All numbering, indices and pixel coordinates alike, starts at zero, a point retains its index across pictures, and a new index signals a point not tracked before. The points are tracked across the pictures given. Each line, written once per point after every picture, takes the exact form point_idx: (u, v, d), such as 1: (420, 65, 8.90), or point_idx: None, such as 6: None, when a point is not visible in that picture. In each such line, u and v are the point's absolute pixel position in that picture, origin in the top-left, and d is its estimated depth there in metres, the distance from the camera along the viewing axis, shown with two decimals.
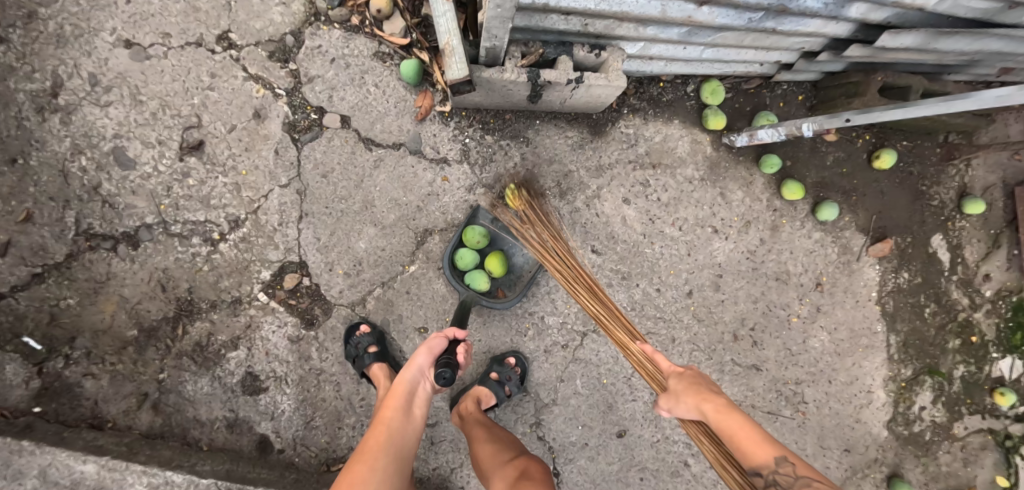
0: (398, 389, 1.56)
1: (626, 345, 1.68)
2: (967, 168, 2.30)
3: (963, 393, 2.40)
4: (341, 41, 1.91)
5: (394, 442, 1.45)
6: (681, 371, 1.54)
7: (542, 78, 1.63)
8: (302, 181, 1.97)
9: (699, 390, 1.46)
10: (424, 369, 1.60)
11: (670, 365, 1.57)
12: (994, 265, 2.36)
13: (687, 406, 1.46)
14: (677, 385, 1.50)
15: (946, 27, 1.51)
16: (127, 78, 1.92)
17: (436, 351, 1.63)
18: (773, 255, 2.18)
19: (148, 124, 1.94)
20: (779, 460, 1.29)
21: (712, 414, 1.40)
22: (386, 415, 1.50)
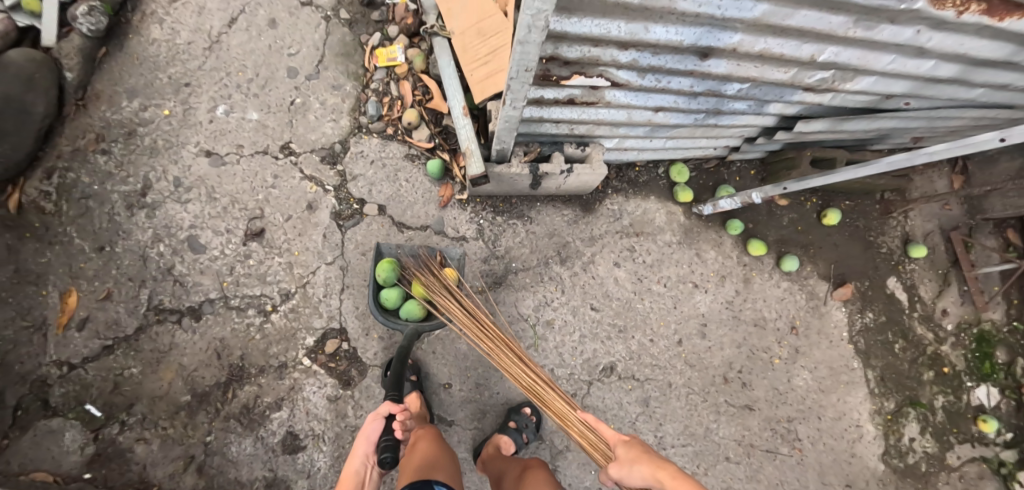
0: (347, 483, 1.63)
1: (566, 415, 1.87)
2: (906, 219, 2.72)
3: (949, 422, 2.64)
4: (378, 146, 2.39)
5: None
6: (626, 439, 1.65)
7: (540, 170, 2.06)
8: (345, 258, 2.35)
9: (650, 458, 1.54)
10: (367, 457, 1.68)
11: (616, 437, 1.68)
12: (949, 301, 2.72)
13: (642, 473, 1.51)
14: (626, 453, 1.60)
15: (847, 114, 1.98)
16: (204, 180, 2.37)
17: (373, 438, 1.68)
18: (749, 303, 2.50)
19: (218, 216, 2.36)
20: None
21: (669, 481, 1.43)
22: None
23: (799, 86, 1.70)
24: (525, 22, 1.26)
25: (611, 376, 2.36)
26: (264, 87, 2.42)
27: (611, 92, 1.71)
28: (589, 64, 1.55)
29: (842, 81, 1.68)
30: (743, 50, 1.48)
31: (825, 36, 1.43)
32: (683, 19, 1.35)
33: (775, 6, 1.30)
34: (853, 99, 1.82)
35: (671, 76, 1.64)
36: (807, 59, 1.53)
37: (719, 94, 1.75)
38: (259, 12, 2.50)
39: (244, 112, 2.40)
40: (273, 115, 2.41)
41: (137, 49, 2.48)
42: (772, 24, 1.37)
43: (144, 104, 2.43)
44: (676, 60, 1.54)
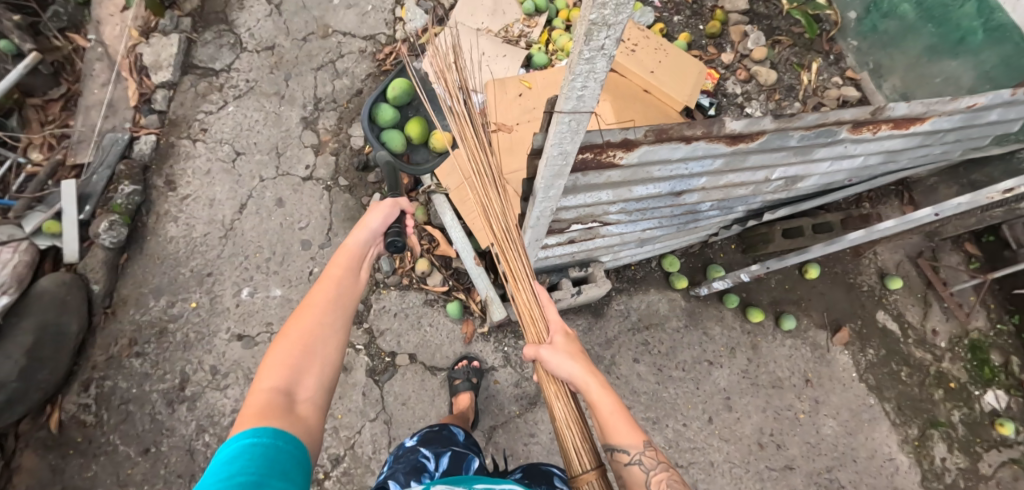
0: (346, 248, 1.41)
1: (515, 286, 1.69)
2: (876, 256, 3.00)
3: (971, 434, 2.81)
4: (397, 297, 2.54)
5: (341, 296, 1.28)
6: (567, 334, 1.52)
7: (552, 298, 2.29)
8: (387, 411, 2.39)
9: (587, 359, 1.42)
10: (376, 234, 1.51)
11: (558, 323, 1.54)
12: (936, 320, 2.95)
13: (568, 367, 1.40)
14: (564, 343, 1.47)
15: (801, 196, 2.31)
16: (240, 363, 2.48)
17: (390, 218, 1.55)
18: (762, 368, 2.69)
19: None
20: (645, 444, 1.25)
21: (597, 383, 1.32)
22: (332, 271, 1.32)
23: (760, 192, 2.00)
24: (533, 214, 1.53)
25: None
26: (282, 262, 2.61)
27: (605, 228, 2.01)
28: (585, 217, 1.82)
29: (792, 182, 1.99)
30: (710, 185, 1.77)
31: (773, 164, 1.73)
32: (658, 179, 1.64)
33: (730, 160, 1.60)
34: (805, 188, 2.13)
35: (654, 209, 1.94)
36: (761, 178, 1.84)
37: (695, 211, 2.06)
38: (266, 193, 2.74)
39: (267, 290, 2.56)
40: (295, 287, 2.58)
41: (156, 248, 2.65)
42: (729, 168, 1.66)
43: (171, 300, 2.56)
44: (656, 201, 1.84)
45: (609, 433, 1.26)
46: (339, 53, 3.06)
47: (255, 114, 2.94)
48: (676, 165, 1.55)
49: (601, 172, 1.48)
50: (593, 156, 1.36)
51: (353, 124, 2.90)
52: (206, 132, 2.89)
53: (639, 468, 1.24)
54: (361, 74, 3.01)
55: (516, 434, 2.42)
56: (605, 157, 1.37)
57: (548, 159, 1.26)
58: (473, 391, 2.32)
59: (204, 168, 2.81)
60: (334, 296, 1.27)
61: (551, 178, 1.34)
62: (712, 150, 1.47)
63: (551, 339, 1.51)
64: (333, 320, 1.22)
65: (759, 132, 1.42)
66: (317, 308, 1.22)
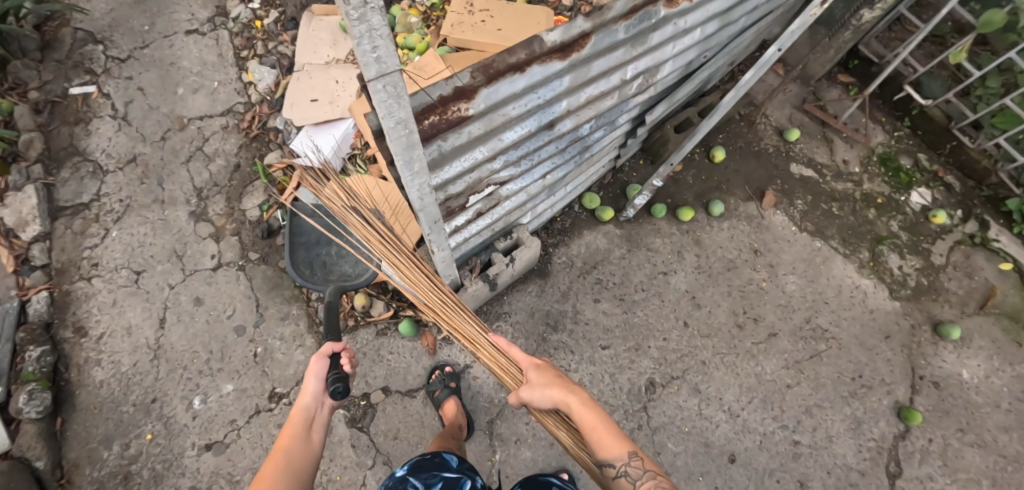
0: (295, 417, 1.52)
1: (478, 344, 2.01)
2: (768, 118, 3.17)
3: (915, 236, 2.96)
4: (350, 341, 2.49)
5: (291, 462, 1.37)
6: (540, 365, 1.76)
7: (490, 274, 2.29)
8: (383, 452, 2.33)
9: (564, 383, 1.63)
10: (318, 394, 1.60)
11: (530, 360, 1.78)
12: (843, 152, 3.11)
13: (554, 396, 1.61)
14: (538, 377, 1.71)
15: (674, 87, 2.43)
16: (219, 471, 2.33)
17: (322, 372, 1.65)
18: (712, 257, 2.78)
19: None
20: (630, 455, 1.35)
21: (576, 405, 1.52)
22: (282, 444, 1.42)
23: (627, 97, 2.10)
24: (416, 194, 1.57)
25: (657, 391, 2.48)
26: (223, 357, 2.50)
27: (505, 188, 2.05)
28: (478, 181, 1.87)
29: (651, 77, 2.11)
30: (575, 107, 1.83)
31: (620, 64, 1.81)
32: (521, 118, 1.68)
33: (576, 73, 1.66)
34: (669, 78, 2.25)
35: (540, 151, 1.98)
36: (619, 82, 1.93)
37: (580, 137, 2.12)
38: (182, 297, 2.62)
39: (218, 388, 2.45)
40: (245, 375, 2.47)
41: (90, 399, 2.48)
42: (581, 82, 1.73)
43: (126, 441, 2.40)
44: (536, 141, 1.88)
45: (598, 449, 1.41)
46: (203, 137, 2.96)
47: (141, 228, 2.80)
48: (528, 97, 1.60)
49: (459, 130, 1.51)
50: (440, 116, 1.41)
51: (242, 198, 2.81)
52: (98, 266, 2.73)
53: (627, 479, 1.33)
54: (232, 148, 2.92)
55: (516, 417, 2.41)
56: (452, 111, 1.42)
57: (389, 133, 1.30)
58: (456, 397, 2.29)
59: (109, 299, 2.66)
60: (290, 462, 1.37)
61: (407, 151, 1.37)
62: (550, 68, 1.53)
63: (529, 376, 1.75)
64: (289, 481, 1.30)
65: (580, 35, 1.49)
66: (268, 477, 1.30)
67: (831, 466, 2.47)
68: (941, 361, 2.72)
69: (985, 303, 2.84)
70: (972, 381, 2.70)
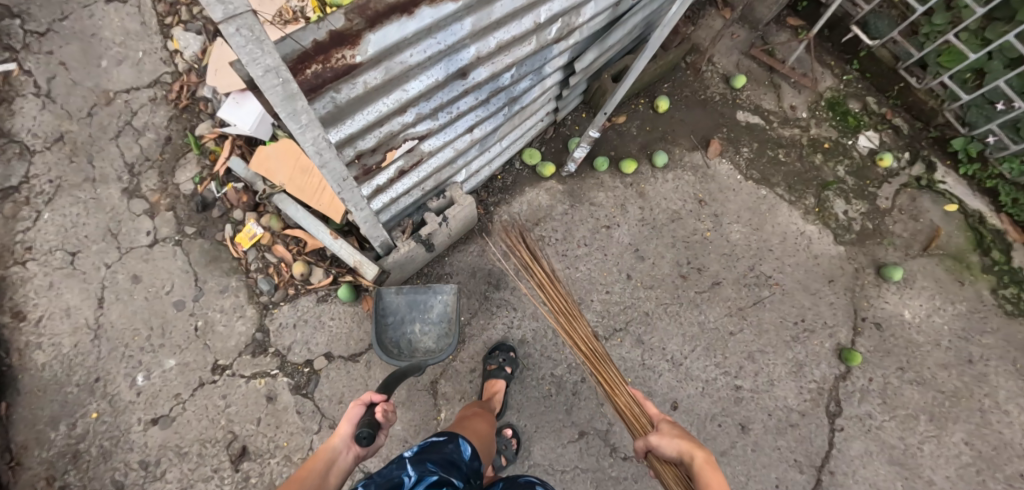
0: (320, 456, 1.52)
1: (615, 390, 2.10)
2: (715, 66, 3.11)
3: (862, 179, 2.95)
4: (292, 310, 2.51)
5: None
6: (670, 420, 1.86)
7: (422, 234, 2.32)
8: (329, 416, 2.40)
9: (690, 438, 1.74)
10: (347, 439, 1.59)
11: (663, 415, 1.89)
12: (791, 97, 3.07)
13: (677, 447, 1.72)
14: (668, 428, 1.81)
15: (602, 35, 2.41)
16: (167, 444, 2.36)
17: (356, 416, 1.64)
18: (656, 210, 2.79)
19: (200, 465, 2.33)
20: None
21: (700, 460, 1.62)
22: (301, 478, 1.44)
23: (545, 43, 2.10)
24: (313, 149, 1.57)
25: (600, 343, 2.54)
26: (163, 333, 2.48)
27: (426, 144, 2.06)
28: (393, 136, 1.87)
29: (569, 21, 2.13)
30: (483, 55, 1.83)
31: (526, 7, 1.83)
32: (423, 66, 1.69)
33: (476, 16, 1.67)
34: (593, 21, 2.28)
35: (456, 102, 1.99)
36: (530, 25, 1.94)
37: (500, 87, 2.12)
38: (119, 276, 2.58)
39: (161, 364, 2.45)
40: (188, 350, 2.46)
41: (33, 382, 2.44)
42: (485, 25, 1.74)
43: (70, 421, 2.39)
44: (448, 91, 1.89)
45: None
46: (131, 111, 2.85)
47: (72, 208, 2.69)
48: (427, 42, 1.61)
49: (352, 79, 1.51)
50: (323, 64, 1.40)
51: (175, 171, 2.74)
52: (32, 250, 2.61)
53: None
54: (162, 121, 2.83)
55: (460, 375, 2.48)
56: (337, 59, 1.41)
57: (262, 82, 1.28)
58: (508, 380, 2.36)
59: (44, 282, 2.57)
60: None
61: (287, 102, 1.37)
62: (444, 10, 1.53)
63: (658, 426, 1.86)
64: None
65: None
66: None
67: (774, 409, 2.53)
68: (885, 302, 2.76)
69: (929, 244, 2.89)
70: (914, 321, 2.75)
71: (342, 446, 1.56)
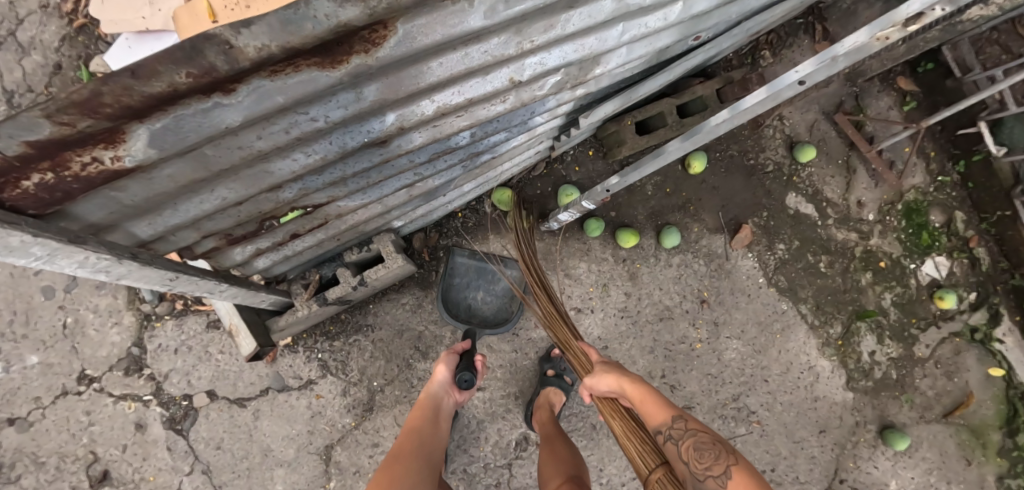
0: (424, 401, 1.73)
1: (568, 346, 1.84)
2: (783, 121, 2.34)
3: (905, 316, 2.39)
4: (175, 330, 2.13)
5: (421, 441, 1.57)
6: (605, 359, 1.71)
7: (329, 296, 1.83)
8: (202, 461, 2.15)
9: (619, 369, 1.61)
10: (445, 385, 1.76)
11: (601, 356, 1.74)
12: (861, 189, 2.37)
13: (607, 383, 1.59)
14: (601, 367, 1.66)
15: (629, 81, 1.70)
16: (23, 449, 2.12)
17: (451, 365, 1.77)
18: (645, 300, 2.23)
19: (55, 480, 2.12)
20: (676, 418, 1.41)
21: (629, 386, 1.54)
22: (414, 424, 1.64)
23: (532, 100, 1.35)
24: (86, 270, 1.05)
25: (528, 448, 2.15)
26: (28, 322, 2.12)
27: (330, 209, 1.44)
28: (267, 211, 1.29)
29: (580, 72, 1.34)
30: (412, 123, 1.16)
31: (493, 64, 1.11)
32: (294, 145, 1.07)
33: (384, 83, 1.00)
34: (624, 68, 1.47)
35: (376, 170, 1.34)
36: (505, 84, 1.20)
37: (454, 147, 1.42)
38: None
39: (22, 359, 2.12)
40: (54, 349, 2.13)
41: None
42: (410, 92, 1.06)
43: None
44: (355, 162, 1.24)
45: (648, 418, 1.45)
46: (13, 15, 2.15)
47: None
48: (290, 120, 0.99)
49: (138, 176, 0.98)
50: (57, 171, 0.89)
51: None
52: None
53: (672, 440, 1.40)
54: (52, 40, 2.14)
55: (359, 447, 2.18)
56: (77, 164, 0.89)
57: None
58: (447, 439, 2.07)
59: None
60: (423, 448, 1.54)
61: None
62: (306, 82, 0.90)
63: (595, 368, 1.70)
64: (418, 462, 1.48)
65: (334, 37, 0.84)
66: (403, 453, 1.50)
67: None
68: (873, 467, 2.35)
69: (952, 411, 2.40)
70: None
71: (441, 387, 1.75)
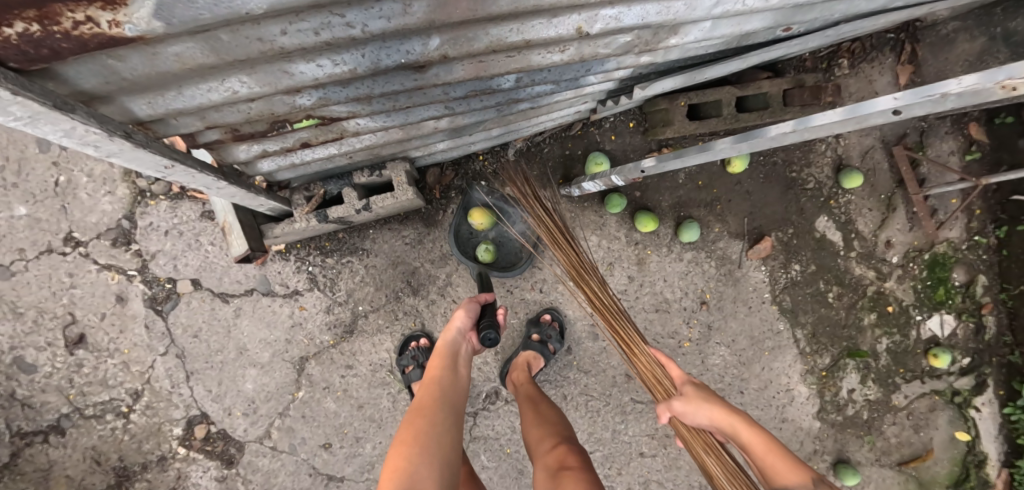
0: (441, 350, 1.64)
1: (635, 347, 1.79)
2: (837, 141, 2.21)
3: (895, 364, 2.38)
4: (168, 211, 2.16)
5: (444, 395, 1.50)
6: (695, 381, 1.68)
7: (330, 215, 1.82)
8: (177, 345, 2.21)
9: (719, 401, 1.59)
10: (463, 331, 1.70)
11: (687, 376, 1.70)
12: (894, 230, 2.28)
13: (709, 415, 1.58)
14: (693, 393, 1.63)
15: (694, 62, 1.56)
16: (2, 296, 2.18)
17: (472, 314, 1.72)
18: (646, 287, 2.18)
19: (34, 331, 2.20)
20: (814, 480, 1.42)
21: (740, 427, 1.54)
22: (433, 375, 1.56)
23: (589, 58, 1.23)
24: (74, 140, 1.06)
25: (496, 403, 2.20)
26: (20, 172, 2.15)
27: (350, 123, 1.44)
28: (280, 112, 1.28)
29: (651, 39, 1.19)
30: (453, 54, 1.07)
31: (564, 7, 0.98)
32: (321, 51, 1.02)
33: (435, 1, 0.91)
34: (699, 45, 1.32)
35: (405, 94, 1.29)
36: (571, 34, 1.07)
37: (492, 89, 1.34)
38: None
39: (9, 209, 2.16)
40: (43, 205, 2.16)
41: None
42: (463, 19, 0.97)
43: None
44: (383, 82, 1.19)
45: (775, 473, 1.46)
46: None
47: None
48: (323, 20, 0.91)
49: (144, 48, 0.94)
50: (44, 24, 0.81)
51: None
52: None
53: None
54: None
55: (332, 365, 2.20)
56: (68, 21, 0.81)
57: None
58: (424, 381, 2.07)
59: None
60: (443, 402, 1.48)
61: None
62: None
63: (681, 390, 1.67)
64: (442, 420, 1.42)
65: None
66: (425, 410, 1.44)
67: None
68: None
69: (907, 462, 2.44)
70: None
71: (460, 334, 1.69)
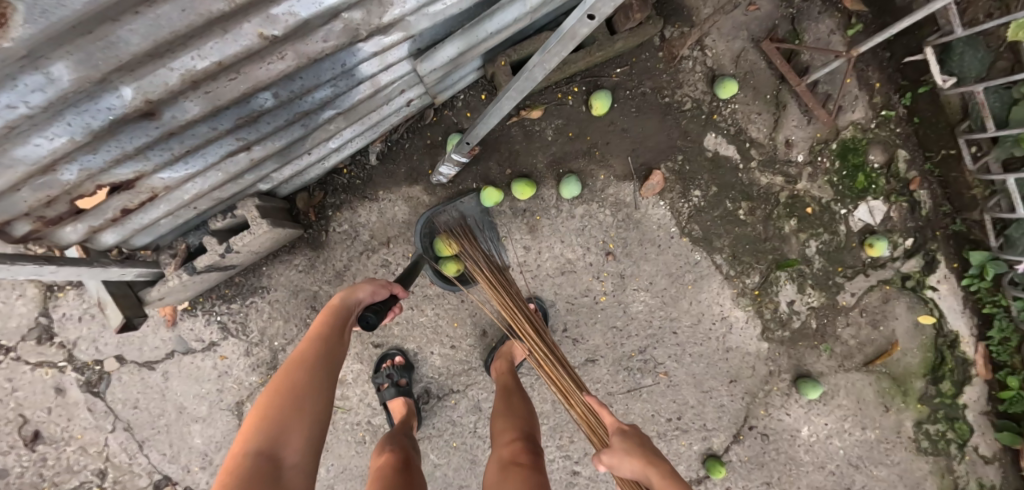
0: (330, 308, 1.67)
1: (570, 392, 1.71)
2: (704, 53, 2.10)
3: (831, 264, 2.26)
4: (78, 298, 2.22)
5: (325, 355, 1.54)
6: (625, 429, 1.51)
7: (198, 265, 1.84)
8: (123, 419, 2.29)
9: (642, 451, 1.42)
10: (362, 299, 1.71)
11: (616, 422, 1.53)
12: (791, 128, 2.15)
13: (630, 468, 1.41)
14: (620, 443, 1.46)
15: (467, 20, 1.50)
16: None
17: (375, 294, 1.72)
18: (545, 253, 2.16)
19: None
20: None
21: (655, 479, 1.35)
22: (316, 330, 1.60)
23: (320, 55, 1.19)
24: None
25: (430, 401, 2.20)
26: None
27: (153, 180, 1.43)
28: (64, 191, 1.30)
29: (362, 19, 1.17)
30: (156, 98, 1.07)
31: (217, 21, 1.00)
32: (22, 129, 1.04)
33: (76, 59, 0.94)
34: (440, 6, 1.27)
35: (171, 139, 1.28)
36: (257, 42, 1.06)
37: (259, 111, 1.32)
38: None
39: None
40: None
41: None
42: (120, 65, 0.99)
43: None
44: (129, 138, 1.18)
45: None
46: None
47: None
48: None
49: None
50: None
51: None
52: None
53: None
54: None
55: None
56: None
57: None
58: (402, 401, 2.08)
59: None
60: (318, 358, 1.52)
61: None
62: None
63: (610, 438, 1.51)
64: (317, 375, 1.48)
65: None
66: (298, 366, 1.49)
67: None
68: (785, 415, 2.33)
69: (873, 360, 2.33)
70: (808, 439, 2.35)
71: (351, 302, 1.69)
